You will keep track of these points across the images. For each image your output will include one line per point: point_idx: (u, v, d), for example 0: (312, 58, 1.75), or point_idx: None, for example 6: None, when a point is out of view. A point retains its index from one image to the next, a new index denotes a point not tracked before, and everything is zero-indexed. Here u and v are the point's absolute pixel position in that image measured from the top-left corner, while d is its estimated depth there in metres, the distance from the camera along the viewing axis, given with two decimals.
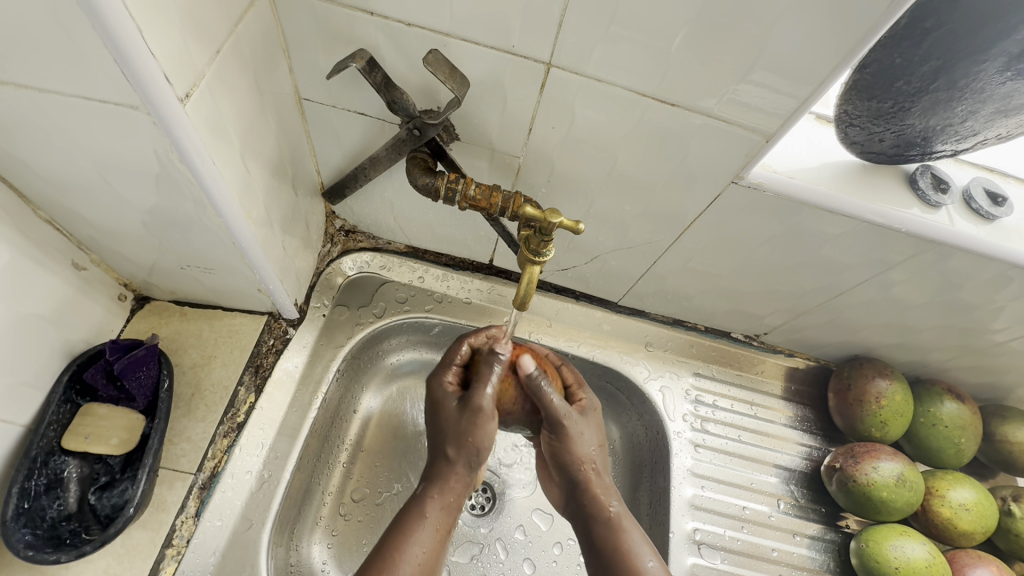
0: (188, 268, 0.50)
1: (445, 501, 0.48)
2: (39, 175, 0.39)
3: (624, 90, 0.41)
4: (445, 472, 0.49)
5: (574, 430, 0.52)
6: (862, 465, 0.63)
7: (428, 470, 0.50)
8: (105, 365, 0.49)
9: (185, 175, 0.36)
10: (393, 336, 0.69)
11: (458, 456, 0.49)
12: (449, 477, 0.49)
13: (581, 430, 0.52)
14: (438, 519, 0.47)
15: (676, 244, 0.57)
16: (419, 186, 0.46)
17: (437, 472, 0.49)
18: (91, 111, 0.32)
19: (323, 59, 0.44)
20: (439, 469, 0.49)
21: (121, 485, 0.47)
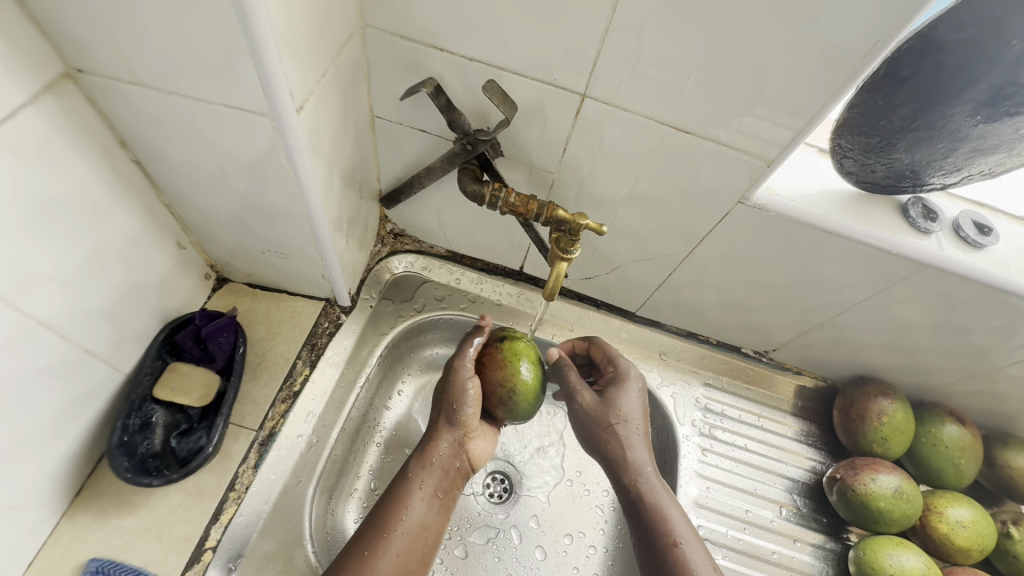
0: (267, 253, 0.59)
1: (434, 473, 0.59)
2: (169, 166, 0.48)
3: (646, 118, 0.48)
4: (435, 448, 0.61)
5: (618, 396, 0.63)
6: (861, 476, 0.66)
7: (419, 449, 0.62)
8: (193, 329, 0.58)
9: (287, 169, 0.45)
10: (430, 331, 0.77)
11: (446, 432, 0.62)
12: (438, 454, 0.60)
13: (628, 404, 0.63)
14: (427, 488, 0.58)
15: (690, 257, 0.64)
16: (468, 192, 0.54)
17: (427, 448, 0.61)
18: (225, 116, 0.41)
19: (397, 85, 0.53)
20: (430, 446, 0.61)
21: (198, 433, 0.56)
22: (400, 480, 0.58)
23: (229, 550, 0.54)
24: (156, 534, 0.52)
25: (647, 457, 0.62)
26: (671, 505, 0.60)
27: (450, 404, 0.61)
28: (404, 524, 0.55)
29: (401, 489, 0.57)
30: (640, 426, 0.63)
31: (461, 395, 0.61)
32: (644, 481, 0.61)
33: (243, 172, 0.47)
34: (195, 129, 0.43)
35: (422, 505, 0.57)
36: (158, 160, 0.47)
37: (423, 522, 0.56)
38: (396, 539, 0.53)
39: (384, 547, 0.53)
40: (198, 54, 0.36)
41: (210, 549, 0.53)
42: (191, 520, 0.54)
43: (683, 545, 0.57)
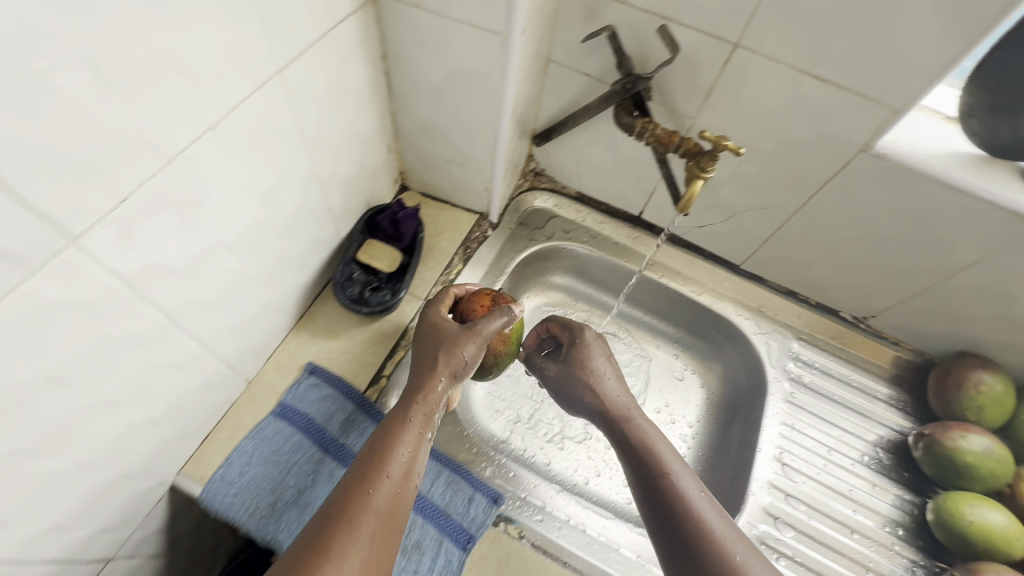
0: (450, 162, 0.75)
1: (424, 414, 0.52)
2: (405, 79, 0.65)
3: (789, 67, 0.58)
4: (429, 392, 0.53)
5: (585, 356, 0.69)
6: (951, 434, 0.70)
7: (410, 386, 0.54)
8: (389, 213, 0.75)
9: (496, 83, 0.60)
10: (554, 259, 0.91)
11: (443, 378, 0.54)
12: (431, 396, 0.53)
13: (601, 368, 0.67)
14: (422, 428, 0.52)
15: (803, 208, 0.72)
16: (621, 124, 0.67)
17: (415, 388, 0.53)
18: (467, 37, 0.56)
19: (577, 33, 0.66)
20: (419, 389, 0.53)
21: (385, 290, 0.72)
22: (388, 420, 0.51)
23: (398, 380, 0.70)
24: (351, 356, 0.70)
25: (617, 383, 0.66)
26: (681, 463, 0.57)
27: (438, 354, 0.54)
28: (396, 463, 0.48)
29: (391, 428, 0.50)
30: (611, 375, 0.67)
31: (458, 348, 0.54)
32: (650, 442, 0.59)
33: (461, 86, 0.62)
34: (439, 48, 0.58)
35: (415, 445, 0.50)
36: (399, 73, 0.64)
37: (414, 465, 0.49)
38: (390, 475, 0.47)
39: (382, 484, 0.46)
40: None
41: (385, 376, 0.70)
42: (374, 352, 0.70)
43: (719, 533, 0.51)
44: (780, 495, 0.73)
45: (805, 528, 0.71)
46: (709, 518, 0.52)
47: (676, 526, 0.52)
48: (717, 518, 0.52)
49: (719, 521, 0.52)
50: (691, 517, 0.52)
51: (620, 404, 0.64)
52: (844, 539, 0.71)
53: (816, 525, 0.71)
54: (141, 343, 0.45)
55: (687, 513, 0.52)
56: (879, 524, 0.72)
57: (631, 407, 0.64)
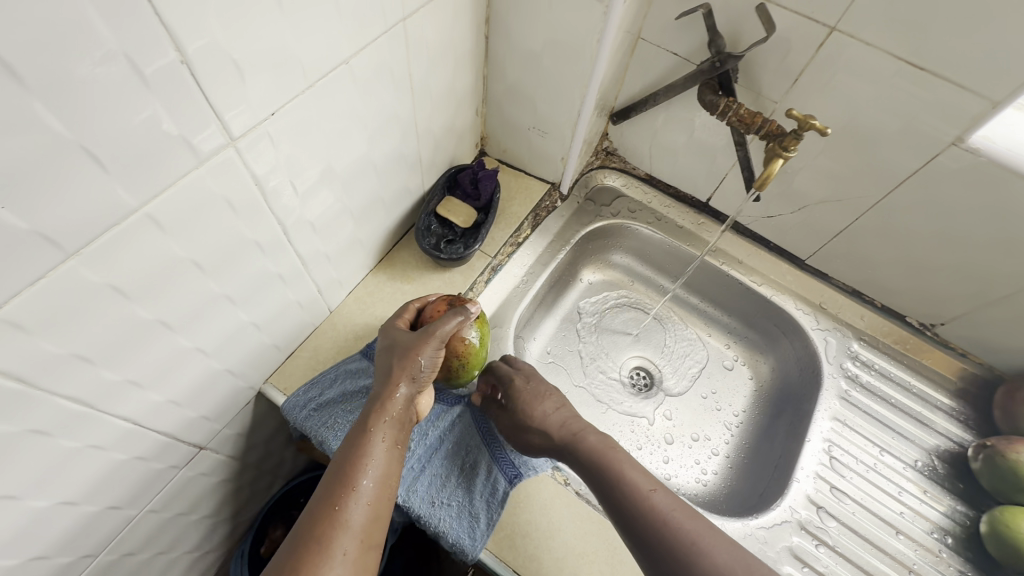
0: (531, 130, 0.79)
1: (392, 425, 0.52)
2: (502, 43, 0.69)
3: (885, 54, 0.58)
4: (388, 399, 0.53)
5: (541, 382, 0.70)
6: (1016, 446, 0.68)
7: (372, 398, 0.54)
8: (471, 172, 0.79)
9: (591, 51, 0.63)
10: (617, 236, 0.93)
11: (406, 385, 0.55)
12: (391, 404, 0.53)
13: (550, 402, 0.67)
14: (391, 439, 0.51)
15: (881, 203, 0.71)
16: (706, 102, 0.69)
17: (382, 399, 0.53)
18: (571, 4, 0.59)
19: (672, 11, 0.68)
20: (384, 398, 0.53)
21: (460, 243, 0.76)
22: (354, 435, 0.51)
23: None
24: None
25: (552, 407, 0.67)
26: (659, 485, 0.57)
27: (400, 361, 0.55)
28: (369, 478, 0.48)
29: (357, 443, 0.50)
30: (553, 405, 0.67)
31: (421, 354, 0.55)
32: (614, 450, 0.61)
33: (556, 52, 0.66)
34: (542, 12, 0.62)
35: (386, 455, 0.50)
36: (498, 38, 0.69)
37: (389, 474, 0.50)
38: (367, 490, 0.47)
39: (356, 498, 0.47)
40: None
41: None
42: None
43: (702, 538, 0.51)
44: (825, 488, 0.73)
45: (848, 522, 0.71)
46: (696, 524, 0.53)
47: (655, 541, 0.52)
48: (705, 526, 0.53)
49: (703, 531, 0.52)
50: (673, 533, 0.52)
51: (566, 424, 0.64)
52: (889, 539, 0.70)
53: (860, 522, 0.71)
54: (261, 250, 0.51)
55: (663, 528, 0.52)
56: (928, 529, 0.71)
57: (585, 425, 0.64)
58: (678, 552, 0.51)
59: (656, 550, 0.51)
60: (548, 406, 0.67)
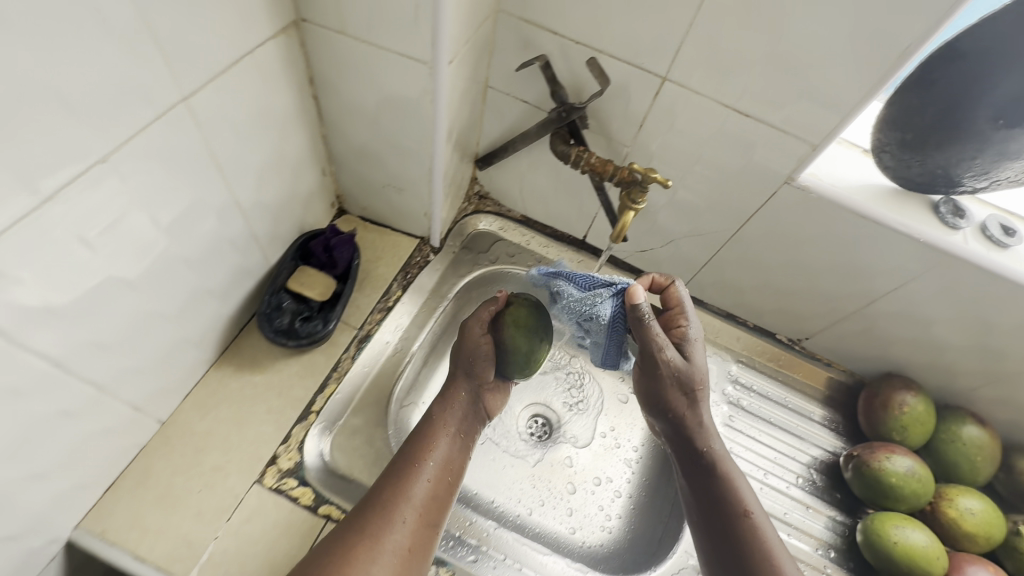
0: (386, 188, 0.73)
1: (455, 416, 0.67)
2: (334, 103, 0.63)
3: (715, 102, 0.59)
4: (439, 412, 0.67)
5: (693, 354, 0.62)
6: (878, 455, 0.72)
7: (442, 395, 0.69)
8: (324, 240, 0.72)
9: (426, 110, 0.59)
10: (501, 282, 0.88)
11: (465, 383, 0.69)
12: (444, 419, 0.67)
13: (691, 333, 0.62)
14: (451, 427, 0.66)
15: (736, 236, 0.73)
16: (557, 152, 0.67)
17: (447, 398, 0.68)
18: (395, 65, 0.55)
19: (513, 60, 0.66)
20: (449, 395, 0.69)
21: (316, 320, 0.69)
22: (426, 424, 0.66)
23: (328, 416, 0.67)
24: (276, 392, 0.66)
25: (703, 359, 0.62)
26: (735, 467, 0.64)
27: (464, 360, 0.68)
28: (431, 460, 0.62)
29: (426, 433, 0.65)
30: (694, 344, 0.62)
31: (478, 359, 0.68)
32: (699, 398, 0.63)
33: (392, 111, 0.61)
34: (368, 72, 0.57)
35: (446, 442, 0.65)
36: (329, 97, 0.62)
37: (449, 458, 0.64)
38: (428, 468, 0.61)
39: (420, 473, 0.60)
40: (391, 14, 0.49)
41: (314, 412, 0.66)
42: (303, 386, 0.67)
43: (753, 507, 0.60)
44: None
45: None
46: (738, 483, 0.62)
47: (716, 494, 0.62)
48: (750, 492, 0.62)
49: (747, 491, 0.62)
50: (744, 517, 0.59)
51: (689, 369, 0.61)
52: None
53: None
54: (20, 393, 0.41)
55: (728, 483, 0.62)
56: (812, 547, 0.73)
57: (702, 376, 0.63)
58: (733, 517, 0.60)
59: (716, 496, 0.62)
60: (684, 351, 0.62)
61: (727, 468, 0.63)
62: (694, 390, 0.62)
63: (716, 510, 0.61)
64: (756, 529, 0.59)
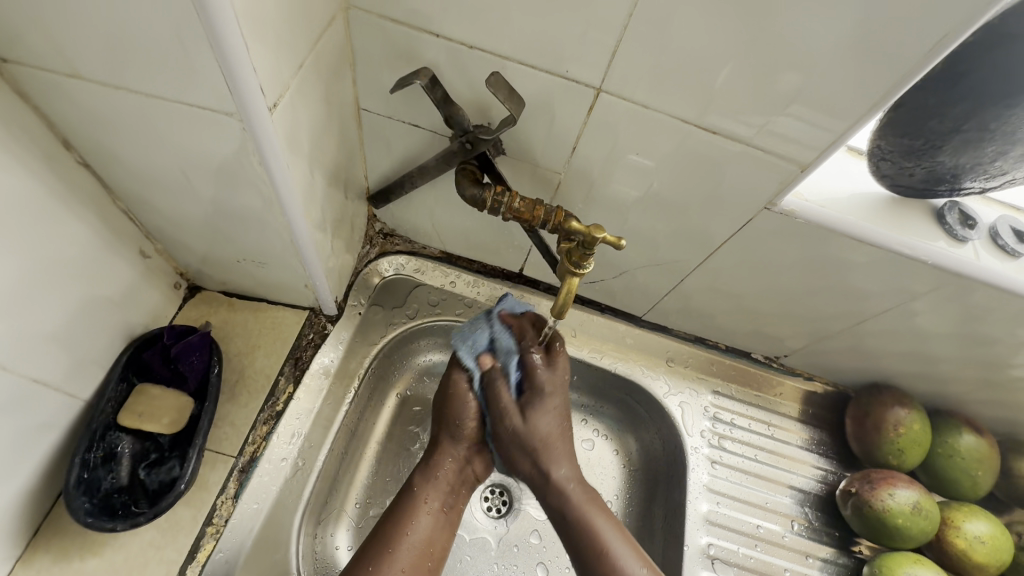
0: (244, 261, 0.54)
1: (440, 486, 0.56)
2: (125, 167, 0.43)
3: (668, 116, 0.44)
4: (438, 460, 0.58)
5: (538, 414, 0.56)
6: (879, 491, 0.63)
7: (424, 461, 0.58)
8: (161, 348, 0.53)
9: (260, 173, 0.40)
10: (424, 337, 0.71)
11: (451, 448, 0.58)
12: (441, 469, 0.57)
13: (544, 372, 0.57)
14: (435, 502, 0.56)
15: (704, 264, 0.59)
16: (467, 196, 0.49)
17: (430, 464, 0.57)
18: (191, 116, 0.35)
19: (386, 74, 0.47)
20: (432, 462, 0.57)
21: (169, 463, 0.50)
22: (406, 493, 0.56)
23: None
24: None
25: (563, 408, 0.58)
26: (596, 508, 0.56)
27: (449, 419, 0.57)
28: (408, 539, 0.52)
29: (405, 504, 0.55)
30: (556, 402, 0.57)
31: (460, 415, 0.57)
32: (553, 454, 0.56)
33: (213, 176, 0.41)
34: (157, 130, 0.38)
35: (428, 519, 0.54)
36: (114, 163, 0.42)
37: (429, 537, 0.54)
38: (402, 554, 0.51)
39: (392, 561, 0.51)
40: (160, 49, 0.31)
41: None
42: (165, 558, 0.49)
43: (615, 549, 0.53)
44: None
45: None
46: (607, 535, 0.54)
47: (580, 544, 0.54)
48: (614, 535, 0.54)
49: (610, 531, 0.54)
50: (605, 558, 0.53)
51: (527, 431, 0.56)
52: None
53: None
54: None
55: (586, 526, 0.54)
56: None
57: (557, 433, 0.57)
58: (594, 557, 0.53)
59: (579, 548, 0.54)
60: (526, 413, 0.56)
61: (596, 526, 0.54)
62: (538, 451, 0.56)
63: (584, 556, 0.54)
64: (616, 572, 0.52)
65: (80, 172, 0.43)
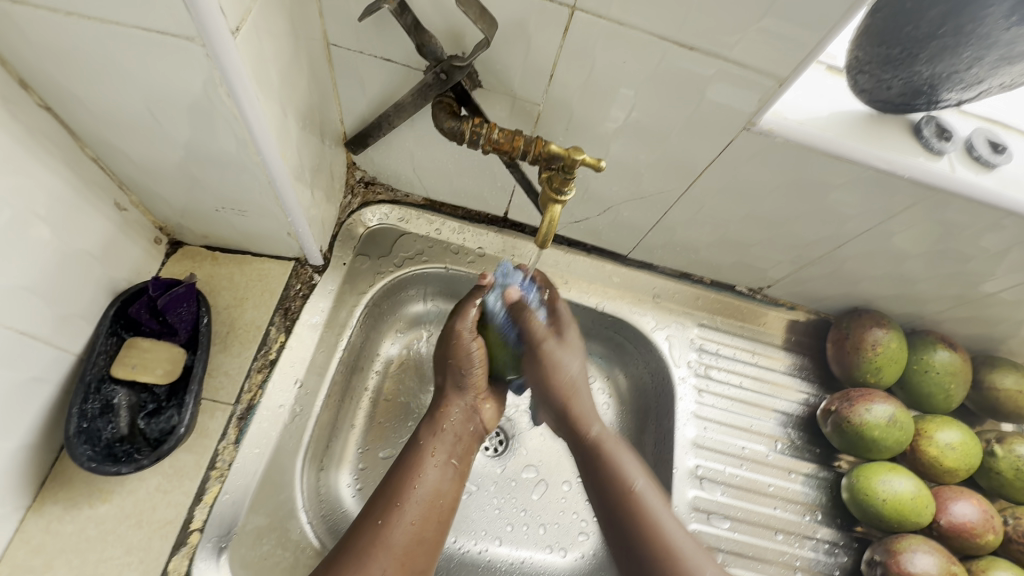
0: (223, 210, 0.53)
1: (445, 439, 0.56)
2: (88, 109, 0.41)
3: (645, 34, 0.43)
4: (443, 416, 0.57)
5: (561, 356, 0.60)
6: (856, 407, 0.66)
7: (429, 415, 0.58)
8: (148, 300, 0.53)
9: (230, 108, 0.39)
10: (413, 286, 0.71)
11: (456, 398, 0.58)
12: (448, 422, 0.57)
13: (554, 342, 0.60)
14: (441, 454, 0.55)
15: (686, 194, 0.59)
16: (445, 130, 0.48)
17: (436, 416, 0.57)
18: (153, 44, 0.35)
19: (353, 3, 0.45)
20: (439, 413, 0.58)
21: (168, 412, 0.51)
22: (412, 445, 0.55)
23: (218, 528, 0.50)
24: (135, 520, 0.49)
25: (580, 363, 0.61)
26: (618, 446, 0.59)
27: (454, 367, 0.57)
28: (417, 492, 0.51)
29: (412, 455, 0.54)
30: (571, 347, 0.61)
31: (465, 365, 0.57)
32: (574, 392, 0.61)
33: (182, 114, 0.40)
34: (119, 64, 0.37)
35: (437, 470, 0.53)
36: (75, 104, 0.41)
37: (437, 489, 0.52)
38: (411, 507, 0.50)
39: (401, 515, 0.49)
40: None
41: (196, 531, 0.50)
42: (173, 502, 0.50)
43: (639, 490, 0.55)
44: (704, 516, 0.67)
45: (729, 545, 0.66)
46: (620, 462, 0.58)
47: (605, 485, 0.56)
48: (635, 469, 0.57)
49: (631, 468, 0.57)
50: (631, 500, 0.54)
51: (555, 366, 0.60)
52: (769, 543, 0.67)
53: (741, 538, 0.67)
54: None
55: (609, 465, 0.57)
56: (800, 515, 0.69)
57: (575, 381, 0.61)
58: (619, 503, 0.55)
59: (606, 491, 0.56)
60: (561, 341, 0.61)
61: (613, 453, 0.58)
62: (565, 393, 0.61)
63: (611, 497, 0.55)
64: (641, 508, 0.54)
65: (42, 116, 0.42)
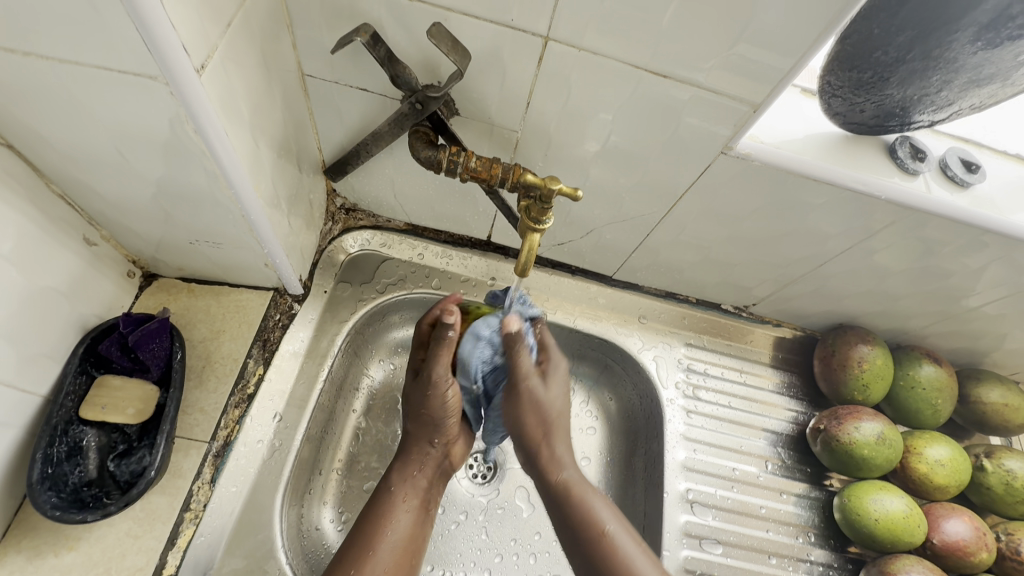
0: (197, 243, 0.52)
1: (417, 483, 0.54)
2: (52, 147, 0.40)
3: (620, 64, 0.43)
4: (412, 456, 0.55)
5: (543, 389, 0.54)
6: (845, 425, 0.66)
7: (399, 456, 0.56)
8: (119, 337, 0.51)
9: (198, 145, 0.38)
10: (396, 312, 0.70)
11: (427, 445, 0.56)
12: (419, 461, 0.55)
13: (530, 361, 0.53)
14: (412, 499, 0.53)
15: (668, 217, 0.59)
16: (422, 159, 0.48)
17: (407, 459, 0.55)
18: (114, 82, 0.34)
19: (326, 35, 0.45)
20: (408, 458, 0.55)
21: (139, 453, 0.50)
22: (384, 491, 0.53)
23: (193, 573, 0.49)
24: (104, 568, 0.47)
25: (563, 392, 0.56)
26: (590, 489, 0.54)
27: (426, 417, 0.54)
28: (389, 539, 0.50)
29: (383, 501, 0.52)
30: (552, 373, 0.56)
31: (439, 415, 0.54)
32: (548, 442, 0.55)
33: (149, 150, 0.40)
34: (81, 103, 0.36)
35: (408, 516, 0.52)
36: (40, 143, 0.40)
37: (411, 534, 0.51)
38: (383, 555, 0.49)
39: (374, 563, 0.48)
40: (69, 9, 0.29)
41: None
42: (144, 548, 0.48)
43: (609, 528, 0.51)
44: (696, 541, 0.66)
45: (722, 571, 0.65)
46: (592, 503, 0.53)
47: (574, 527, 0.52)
48: (607, 510, 0.53)
49: (603, 508, 0.53)
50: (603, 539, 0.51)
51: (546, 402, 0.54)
52: (763, 567, 0.66)
53: (735, 563, 0.66)
54: None
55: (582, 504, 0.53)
56: (793, 537, 0.68)
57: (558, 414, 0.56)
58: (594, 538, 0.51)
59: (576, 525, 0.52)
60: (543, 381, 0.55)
61: (585, 498, 0.53)
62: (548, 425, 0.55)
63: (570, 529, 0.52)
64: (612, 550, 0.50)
65: (5, 155, 0.41)
